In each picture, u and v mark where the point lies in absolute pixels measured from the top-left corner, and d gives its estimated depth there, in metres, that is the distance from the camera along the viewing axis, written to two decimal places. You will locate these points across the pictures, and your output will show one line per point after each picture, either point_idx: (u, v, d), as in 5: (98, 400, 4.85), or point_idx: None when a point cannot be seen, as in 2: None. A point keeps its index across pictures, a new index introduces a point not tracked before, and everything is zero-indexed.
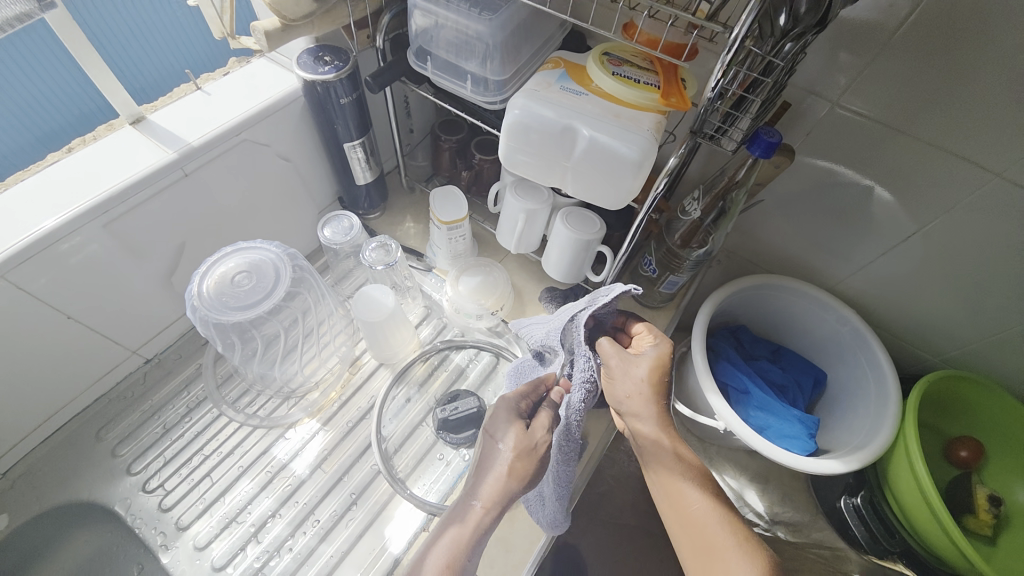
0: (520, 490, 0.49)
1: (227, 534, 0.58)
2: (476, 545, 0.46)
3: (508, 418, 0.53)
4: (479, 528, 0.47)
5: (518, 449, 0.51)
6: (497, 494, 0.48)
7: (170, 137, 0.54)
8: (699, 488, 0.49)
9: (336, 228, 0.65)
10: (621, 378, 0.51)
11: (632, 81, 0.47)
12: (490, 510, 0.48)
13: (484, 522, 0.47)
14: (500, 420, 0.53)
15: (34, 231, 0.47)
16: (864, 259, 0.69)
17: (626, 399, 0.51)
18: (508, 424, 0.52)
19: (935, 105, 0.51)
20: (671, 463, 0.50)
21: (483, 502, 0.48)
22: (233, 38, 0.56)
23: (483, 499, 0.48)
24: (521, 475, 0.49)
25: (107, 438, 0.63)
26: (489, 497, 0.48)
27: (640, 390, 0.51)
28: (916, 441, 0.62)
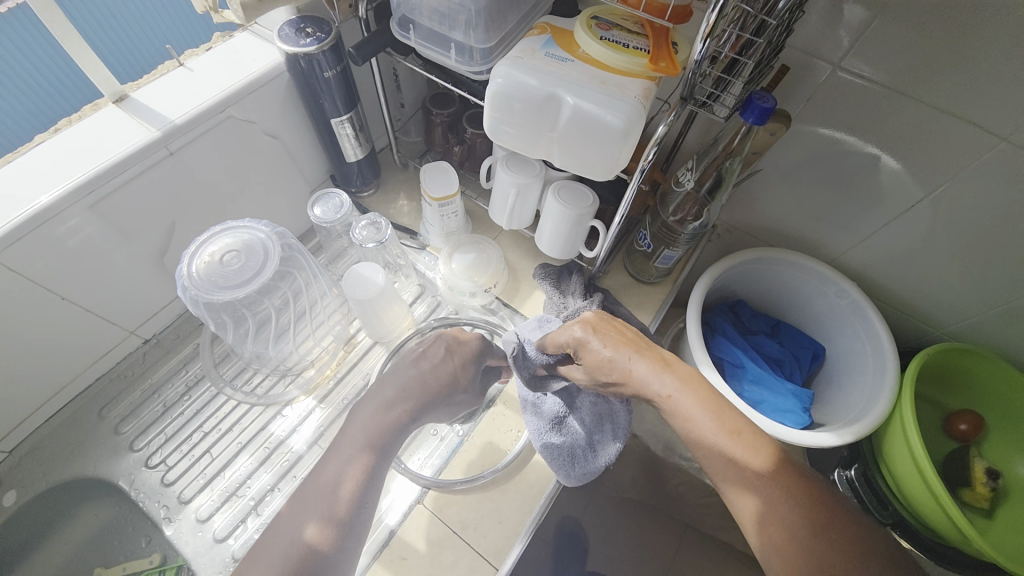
0: (414, 402, 0.59)
1: (228, 507, 0.60)
2: (383, 446, 0.56)
3: (440, 349, 0.64)
4: (386, 424, 0.57)
5: (442, 366, 0.63)
6: (402, 395, 0.59)
7: (153, 115, 0.54)
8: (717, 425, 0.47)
9: (326, 206, 0.64)
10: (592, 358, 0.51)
11: (621, 46, 0.45)
12: (399, 417, 0.58)
13: (389, 423, 0.57)
14: (436, 343, 0.65)
15: (33, 205, 0.47)
16: (868, 230, 0.67)
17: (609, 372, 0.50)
18: (438, 348, 0.64)
19: (940, 65, 0.48)
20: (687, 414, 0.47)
21: (378, 412, 0.57)
22: (216, 13, 0.54)
23: (394, 402, 0.59)
24: (421, 390, 0.60)
25: (110, 416, 0.64)
26: (382, 411, 0.58)
27: (616, 357, 0.50)
28: (912, 414, 0.61)
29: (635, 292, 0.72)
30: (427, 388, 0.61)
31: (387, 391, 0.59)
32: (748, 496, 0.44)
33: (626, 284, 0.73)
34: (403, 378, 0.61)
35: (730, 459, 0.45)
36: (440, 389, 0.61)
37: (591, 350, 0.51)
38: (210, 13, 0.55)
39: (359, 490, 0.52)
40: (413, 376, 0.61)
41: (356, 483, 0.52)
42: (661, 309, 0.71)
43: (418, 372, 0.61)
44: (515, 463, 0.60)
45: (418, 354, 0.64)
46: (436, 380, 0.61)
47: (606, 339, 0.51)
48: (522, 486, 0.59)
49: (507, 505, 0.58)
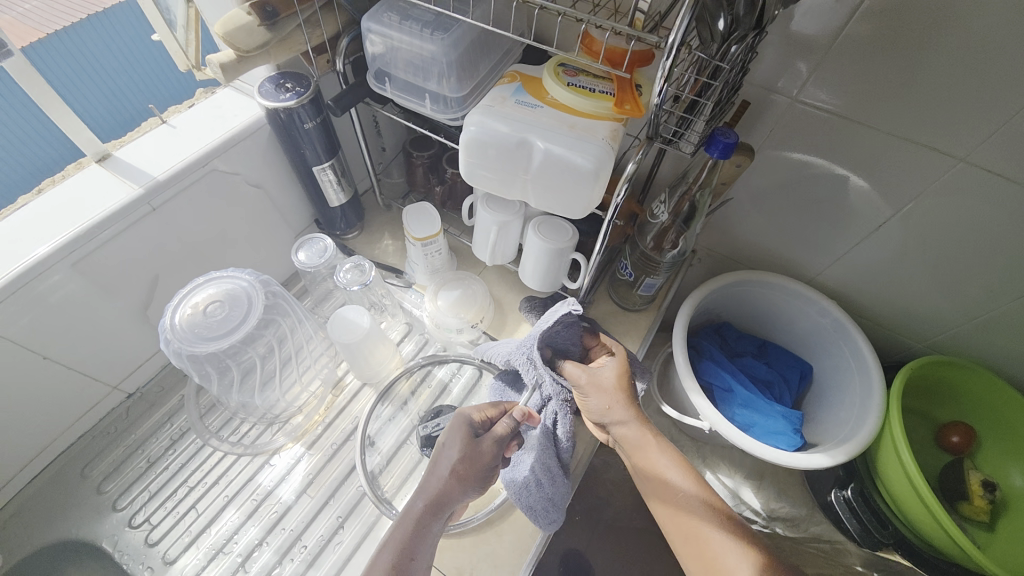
0: (463, 493, 0.50)
1: (214, 565, 0.58)
2: (418, 541, 0.47)
3: (460, 429, 0.53)
4: (416, 524, 0.48)
5: (466, 459, 0.51)
6: (438, 495, 0.49)
7: (137, 172, 0.55)
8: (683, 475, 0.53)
9: (310, 251, 0.65)
10: (592, 391, 0.56)
11: (587, 91, 0.47)
12: (429, 507, 0.49)
13: (422, 520, 0.48)
14: (454, 432, 0.53)
15: (28, 258, 0.48)
16: (842, 250, 0.69)
17: (606, 411, 0.55)
18: (462, 437, 0.52)
19: (891, 94, 0.51)
20: (655, 459, 0.54)
21: (426, 503, 0.49)
22: (198, 70, 0.59)
23: (425, 498, 0.49)
24: (466, 479, 0.51)
25: (92, 475, 0.63)
26: (431, 497, 0.50)
27: (614, 398, 0.55)
28: (900, 430, 0.62)
29: (621, 320, 0.73)
30: (456, 479, 0.50)
31: (432, 480, 0.50)
32: (700, 538, 0.49)
33: (612, 313, 0.74)
34: (432, 473, 0.51)
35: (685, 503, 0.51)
36: (488, 472, 0.52)
37: (602, 382, 0.56)
38: (194, 71, 0.60)
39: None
40: (453, 468, 0.51)
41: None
42: (647, 336, 0.72)
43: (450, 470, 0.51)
44: (508, 502, 0.59)
45: (440, 454, 0.53)
46: (462, 478, 0.51)
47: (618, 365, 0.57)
48: (516, 526, 0.58)
49: (501, 547, 0.57)
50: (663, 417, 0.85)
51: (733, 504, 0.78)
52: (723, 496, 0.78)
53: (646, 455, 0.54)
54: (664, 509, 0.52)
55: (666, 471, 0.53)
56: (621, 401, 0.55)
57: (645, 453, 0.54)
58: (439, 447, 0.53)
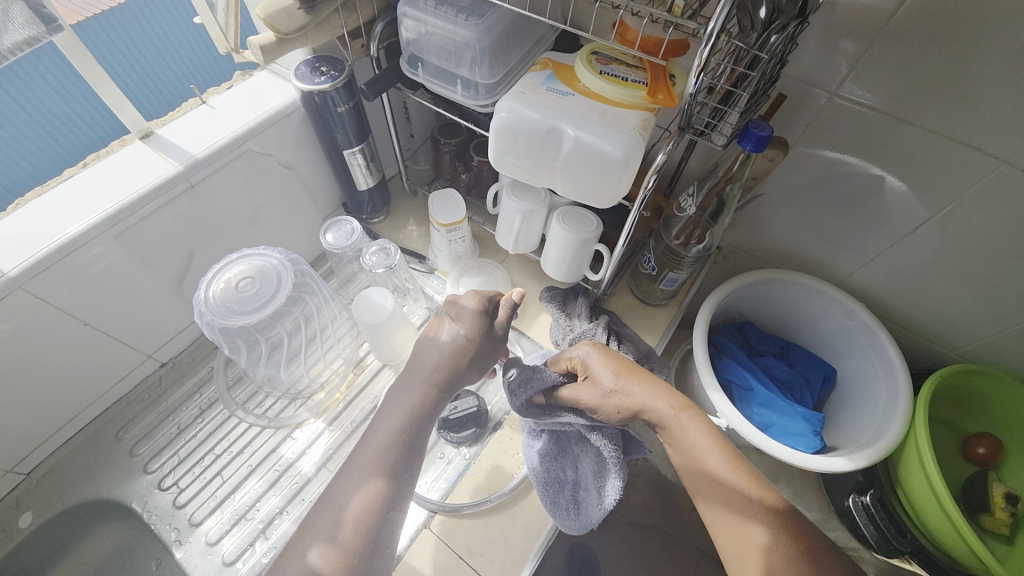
0: (469, 369, 0.53)
1: (237, 530, 0.60)
2: (426, 419, 0.50)
3: (472, 311, 0.55)
4: (428, 401, 0.51)
5: (473, 336, 0.54)
6: (449, 375, 0.52)
7: (177, 150, 0.57)
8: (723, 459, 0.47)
9: (337, 233, 0.66)
10: (593, 403, 0.51)
11: (620, 79, 0.47)
12: (441, 391, 0.51)
13: (432, 399, 0.51)
14: (466, 310, 0.55)
15: (62, 236, 0.50)
16: (873, 252, 0.68)
17: (619, 411, 0.50)
18: (472, 317, 0.54)
19: (934, 91, 0.49)
20: (687, 436, 0.49)
21: (433, 380, 0.51)
22: (238, 52, 0.59)
23: (437, 382, 0.51)
24: (468, 356, 0.53)
25: (125, 438, 0.66)
26: (438, 374, 0.52)
27: (620, 391, 0.51)
28: (925, 437, 0.60)
29: (641, 314, 0.73)
30: (460, 360, 0.53)
31: (439, 355, 0.53)
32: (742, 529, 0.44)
33: (632, 306, 0.74)
34: (437, 357, 0.53)
35: (722, 491, 0.46)
36: (489, 351, 0.55)
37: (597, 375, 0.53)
38: (232, 53, 0.60)
39: (403, 475, 0.47)
40: (459, 346, 0.53)
41: (402, 467, 0.47)
42: (667, 331, 0.72)
43: (455, 341, 0.53)
44: (522, 487, 0.60)
45: (447, 323, 0.55)
46: (467, 361, 0.53)
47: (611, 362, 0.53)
48: (528, 511, 0.59)
49: (513, 531, 0.57)
50: None
51: None
52: None
53: (680, 432, 0.49)
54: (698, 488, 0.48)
55: (705, 450, 0.48)
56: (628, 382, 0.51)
57: (677, 431, 0.49)
58: (433, 335, 0.55)
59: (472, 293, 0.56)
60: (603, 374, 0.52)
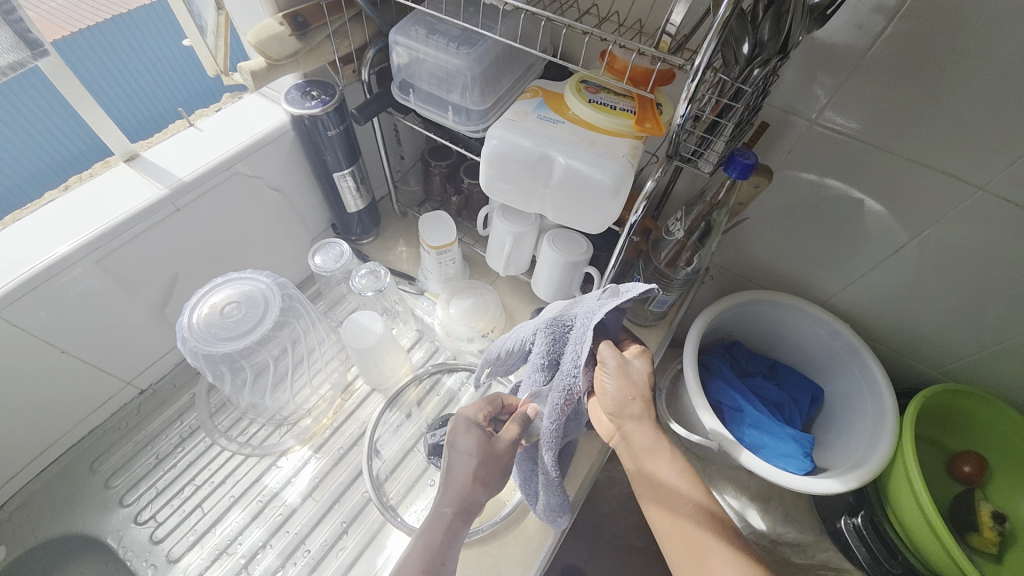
0: (485, 493, 0.51)
1: (218, 565, 0.58)
2: (448, 547, 0.49)
3: (468, 426, 0.54)
4: (447, 528, 0.49)
5: (478, 454, 0.52)
6: (463, 497, 0.50)
7: (162, 173, 0.56)
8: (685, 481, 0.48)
9: (326, 255, 0.65)
10: (616, 381, 0.47)
11: (608, 108, 0.48)
12: (458, 514, 0.50)
13: (452, 523, 0.50)
14: (463, 432, 0.54)
15: (45, 258, 0.49)
16: (856, 273, 0.69)
17: (626, 401, 0.47)
18: (467, 433, 0.53)
19: (910, 121, 0.51)
20: (658, 459, 0.48)
21: (454, 508, 0.50)
22: (227, 76, 0.59)
23: (453, 504, 0.50)
24: (485, 479, 0.52)
25: (101, 469, 0.63)
26: (456, 502, 0.50)
27: (636, 391, 0.48)
28: (913, 457, 0.61)
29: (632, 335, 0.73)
30: (478, 482, 0.51)
31: (451, 485, 0.51)
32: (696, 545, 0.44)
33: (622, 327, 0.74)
34: (453, 481, 0.51)
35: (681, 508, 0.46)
36: (502, 471, 0.54)
37: (631, 375, 0.48)
38: (222, 76, 0.60)
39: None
40: (473, 470, 0.51)
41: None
42: (657, 352, 0.72)
43: (476, 458, 0.52)
44: (514, 514, 0.59)
45: (450, 454, 0.53)
46: (478, 479, 0.51)
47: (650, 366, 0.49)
48: (520, 540, 0.57)
49: (505, 560, 0.56)
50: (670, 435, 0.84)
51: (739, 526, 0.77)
52: None
53: (650, 458, 0.48)
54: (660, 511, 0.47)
55: (667, 473, 0.48)
56: (644, 399, 0.48)
57: (650, 457, 0.48)
58: (451, 447, 0.53)
59: (462, 412, 0.56)
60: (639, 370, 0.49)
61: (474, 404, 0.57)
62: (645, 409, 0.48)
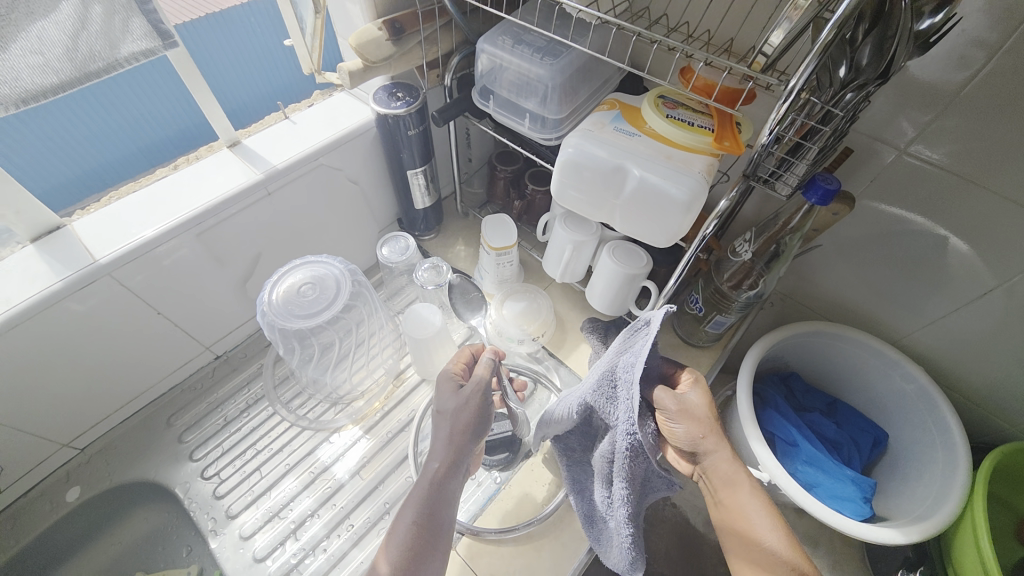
0: (469, 442, 0.52)
1: (269, 527, 0.62)
2: (443, 497, 0.49)
3: (443, 380, 0.56)
4: (440, 482, 0.49)
5: (476, 407, 0.53)
6: (452, 449, 0.51)
7: (258, 160, 0.61)
8: (777, 534, 0.44)
9: (393, 247, 0.69)
10: (682, 428, 0.46)
11: (686, 124, 0.48)
12: (449, 466, 0.50)
13: (450, 472, 0.50)
14: (441, 385, 0.56)
15: (134, 239, 0.54)
16: (935, 314, 0.65)
17: (696, 447, 0.46)
18: (452, 390, 0.55)
19: (1015, 156, 0.48)
20: (740, 496, 0.46)
21: (442, 460, 0.50)
22: (320, 73, 0.64)
23: (441, 458, 0.50)
24: (464, 429, 0.52)
25: (176, 424, 0.69)
26: (443, 454, 0.51)
27: (706, 429, 0.47)
28: (986, 517, 0.56)
29: (684, 355, 0.72)
30: (469, 433, 0.52)
31: (436, 439, 0.52)
32: None
33: (674, 346, 0.73)
34: (440, 433, 0.52)
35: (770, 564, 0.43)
36: (483, 416, 0.54)
37: (692, 411, 0.47)
38: (316, 74, 0.65)
39: (430, 548, 0.45)
40: (453, 423, 0.52)
41: (430, 539, 0.46)
42: (709, 375, 0.70)
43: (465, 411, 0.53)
44: (552, 519, 0.59)
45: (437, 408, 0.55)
46: (462, 429, 0.52)
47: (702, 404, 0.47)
48: (556, 546, 0.57)
49: (539, 563, 0.57)
50: None
51: None
52: None
53: (733, 499, 0.46)
54: (745, 555, 0.44)
55: (762, 526, 0.44)
56: (717, 433, 0.47)
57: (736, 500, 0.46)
58: (436, 402, 0.55)
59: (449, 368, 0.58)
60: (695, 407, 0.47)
61: (451, 359, 0.60)
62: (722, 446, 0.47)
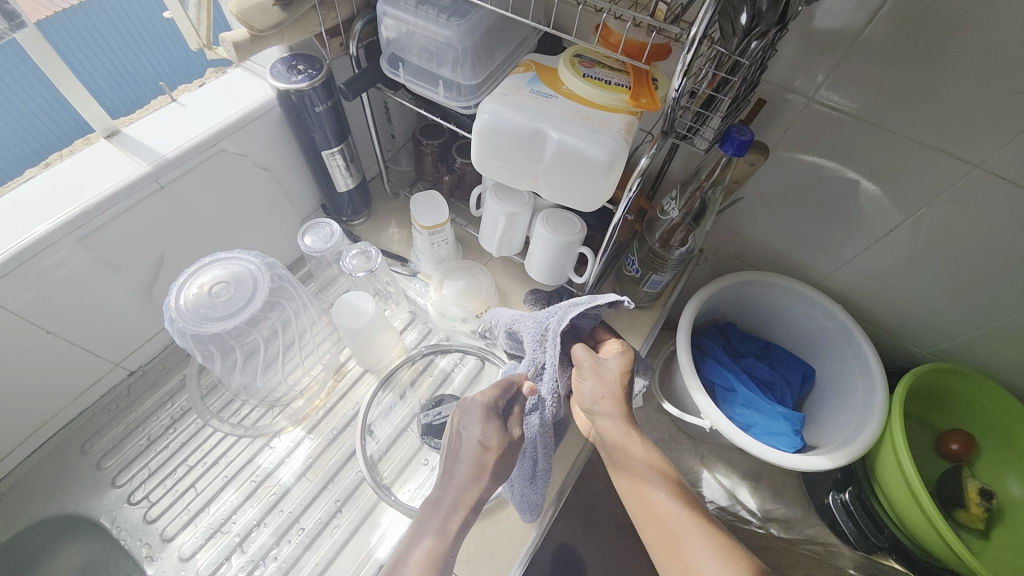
0: (491, 482, 0.52)
1: (212, 544, 0.58)
2: (456, 545, 0.48)
3: (483, 416, 0.54)
4: (461, 523, 0.49)
5: (493, 445, 0.53)
6: (475, 492, 0.51)
7: (144, 150, 0.54)
8: (665, 485, 0.49)
9: (316, 235, 0.64)
10: (588, 387, 0.53)
11: (603, 83, 0.46)
12: (471, 509, 0.50)
13: (461, 521, 0.49)
14: (472, 417, 0.54)
15: (19, 240, 0.47)
16: (850, 253, 0.69)
17: (597, 400, 0.53)
18: (479, 420, 0.53)
19: (908, 97, 0.50)
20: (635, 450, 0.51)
21: (463, 501, 0.50)
22: (210, 48, 0.57)
23: (463, 499, 0.50)
24: (488, 471, 0.52)
25: (93, 450, 0.63)
26: (467, 496, 0.51)
27: (608, 390, 0.53)
28: (901, 431, 0.62)
29: (626, 317, 0.73)
30: (486, 473, 0.52)
31: (456, 472, 0.52)
32: (674, 536, 0.46)
33: (616, 308, 0.74)
34: (463, 469, 0.52)
35: (662, 509, 0.48)
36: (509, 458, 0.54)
37: (604, 374, 0.54)
38: (205, 49, 0.58)
39: None
40: (474, 459, 0.52)
41: None
42: (651, 333, 0.72)
43: (476, 452, 0.52)
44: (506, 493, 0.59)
45: (460, 435, 0.54)
46: (485, 471, 0.52)
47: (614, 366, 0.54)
48: (513, 517, 0.58)
49: (498, 536, 0.57)
50: (663, 414, 0.85)
51: (729, 503, 0.78)
52: (719, 494, 0.79)
53: (626, 457, 0.51)
54: (631, 489, 0.50)
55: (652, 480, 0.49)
56: (616, 396, 0.53)
57: (623, 449, 0.51)
58: (465, 428, 0.54)
59: (479, 398, 0.55)
60: (605, 373, 0.54)
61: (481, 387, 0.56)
62: (616, 406, 0.52)
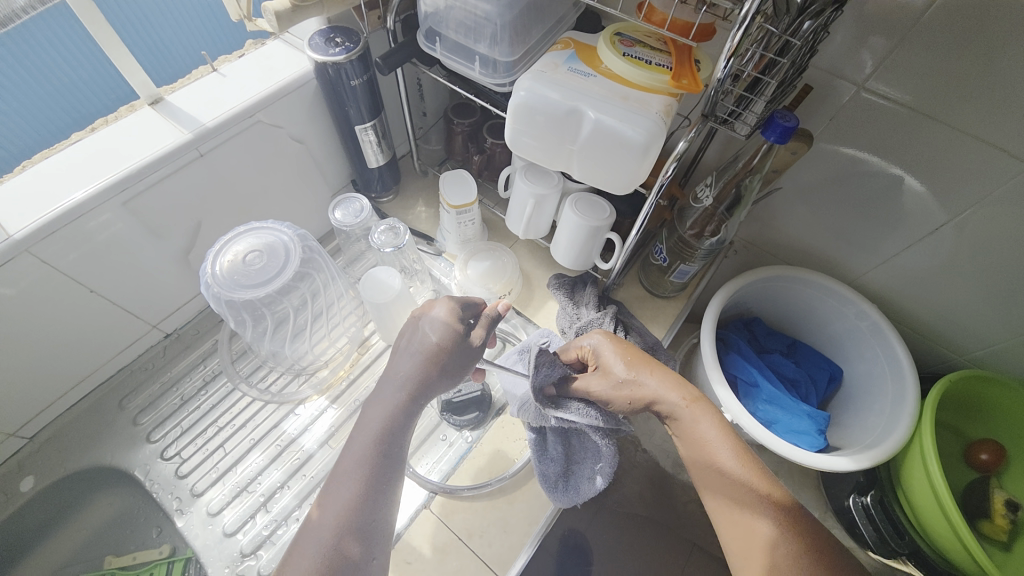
0: (439, 376, 0.52)
1: (238, 502, 0.61)
2: (401, 427, 0.49)
3: (443, 319, 0.53)
4: (403, 410, 0.49)
5: (445, 346, 0.52)
6: (420, 382, 0.51)
7: (185, 118, 0.55)
8: (724, 444, 0.47)
9: (346, 210, 0.65)
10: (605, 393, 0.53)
11: (643, 62, 0.45)
12: (412, 397, 0.50)
13: (406, 407, 0.50)
14: (438, 322, 0.53)
15: (69, 201, 0.49)
16: (889, 252, 0.66)
17: (629, 401, 0.52)
18: (441, 321, 0.53)
19: (966, 88, 0.48)
20: (694, 414, 0.50)
21: (409, 390, 0.50)
22: (250, 21, 0.55)
23: (408, 388, 0.50)
24: (441, 364, 0.52)
25: (129, 407, 0.66)
26: (412, 386, 0.50)
27: (628, 382, 0.52)
28: (931, 441, 0.60)
29: (650, 306, 0.72)
30: (436, 369, 0.52)
31: (408, 365, 0.51)
32: (737, 506, 0.45)
33: (640, 297, 0.73)
34: (408, 360, 0.52)
35: (722, 471, 0.47)
36: (465, 358, 0.54)
37: (612, 375, 0.53)
38: (244, 21, 0.56)
39: (383, 481, 0.46)
40: (428, 351, 0.52)
41: (379, 479, 0.45)
42: (674, 325, 0.71)
43: (431, 348, 0.52)
44: (523, 472, 0.60)
45: (411, 337, 0.54)
46: (440, 368, 0.52)
47: (619, 359, 0.53)
48: (528, 496, 0.59)
49: (513, 514, 0.58)
50: None
51: None
52: None
53: (687, 421, 0.49)
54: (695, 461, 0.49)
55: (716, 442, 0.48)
56: (636, 383, 0.52)
57: (687, 419, 0.50)
58: (417, 333, 0.53)
59: (445, 300, 0.55)
60: (614, 368, 0.53)
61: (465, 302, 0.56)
62: (645, 386, 0.52)
